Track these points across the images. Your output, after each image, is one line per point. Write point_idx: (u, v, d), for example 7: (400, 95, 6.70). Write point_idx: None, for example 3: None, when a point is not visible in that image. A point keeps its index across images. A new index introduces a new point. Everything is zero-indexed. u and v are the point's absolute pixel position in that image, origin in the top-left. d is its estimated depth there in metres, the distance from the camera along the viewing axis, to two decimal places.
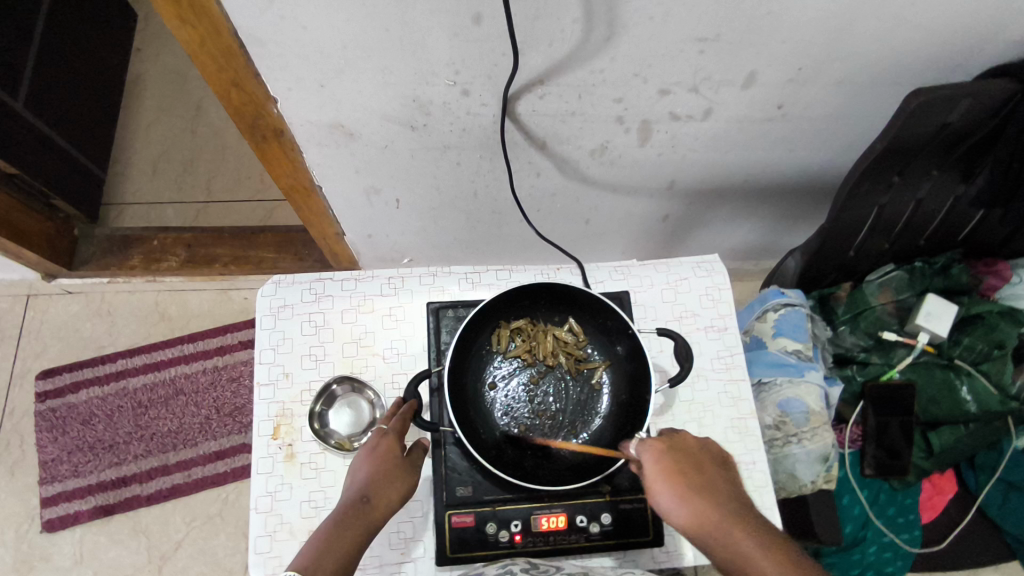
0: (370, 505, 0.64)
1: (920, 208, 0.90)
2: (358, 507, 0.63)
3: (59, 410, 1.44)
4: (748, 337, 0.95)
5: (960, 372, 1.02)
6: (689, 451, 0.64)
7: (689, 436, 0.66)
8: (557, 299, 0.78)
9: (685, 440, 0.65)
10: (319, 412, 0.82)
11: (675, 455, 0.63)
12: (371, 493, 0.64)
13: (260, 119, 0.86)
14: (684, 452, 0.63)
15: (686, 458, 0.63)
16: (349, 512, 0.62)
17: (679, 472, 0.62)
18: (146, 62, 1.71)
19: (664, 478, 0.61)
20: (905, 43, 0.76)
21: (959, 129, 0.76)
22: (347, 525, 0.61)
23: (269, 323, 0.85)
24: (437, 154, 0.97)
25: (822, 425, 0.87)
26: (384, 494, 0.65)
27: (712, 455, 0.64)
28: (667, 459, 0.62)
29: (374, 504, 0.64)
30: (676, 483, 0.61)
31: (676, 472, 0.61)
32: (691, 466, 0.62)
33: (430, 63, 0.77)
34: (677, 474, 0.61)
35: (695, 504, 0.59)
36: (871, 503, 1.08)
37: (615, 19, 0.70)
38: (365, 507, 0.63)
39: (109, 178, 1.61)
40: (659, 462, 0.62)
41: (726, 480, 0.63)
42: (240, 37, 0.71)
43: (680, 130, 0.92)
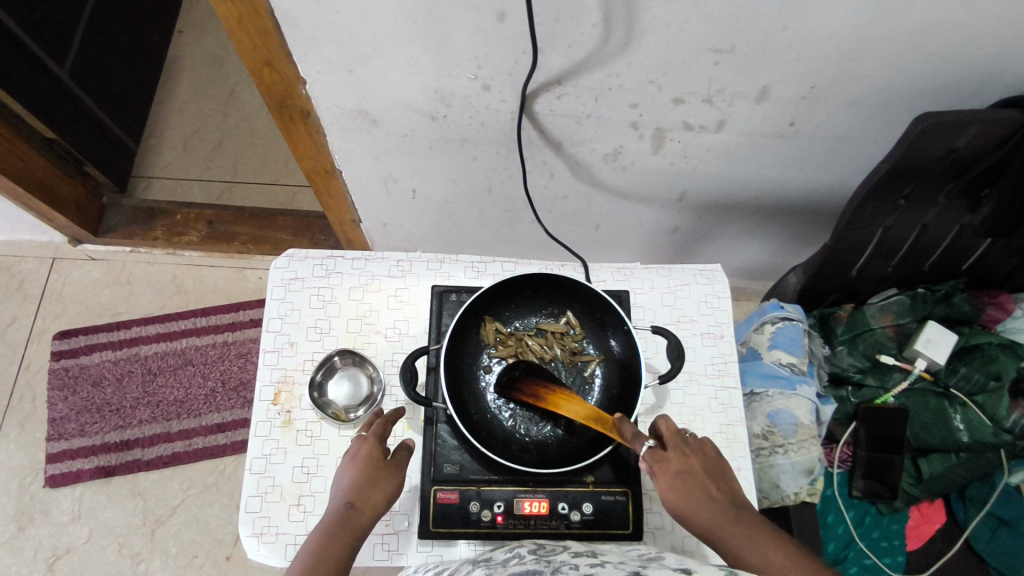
0: (356, 509, 0.65)
1: (925, 234, 0.91)
2: (343, 515, 0.64)
3: (72, 369, 1.49)
4: (744, 348, 0.97)
5: (955, 401, 1.03)
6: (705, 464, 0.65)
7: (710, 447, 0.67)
8: (559, 291, 0.81)
9: (704, 450, 0.66)
10: (319, 382, 0.84)
11: (687, 475, 0.64)
12: (355, 499, 0.66)
13: (288, 99, 0.90)
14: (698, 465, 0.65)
15: (697, 475, 0.64)
16: (334, 521, 0.64)
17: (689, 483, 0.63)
18: (186, 45, 1.78)
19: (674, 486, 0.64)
20: (918, 70, 0.77)
21: (965, 157, 0.78)
22: (336, 534, 0.63)
23: (279, 293, 0.89)
24: (454, 147, 1.00)
25: (810, 438, 0.88)
26: (369, 499, 0.66)
27: (719, 466, 0.66)
28: (680, 474, 0.64)
29: (360, 508, 0.66)
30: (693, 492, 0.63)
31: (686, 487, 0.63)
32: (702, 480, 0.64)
33: (454, 56, 0.80)
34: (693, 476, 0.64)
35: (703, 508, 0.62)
36: (856, 524, 1.08)
37: (633, 25, 0.73)
38: (350, 513, 0.65)
39: (140, 152, 1.67)
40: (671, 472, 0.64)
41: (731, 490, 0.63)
42: (277, 18, 0.75)
43: (692, 141, 0.95)
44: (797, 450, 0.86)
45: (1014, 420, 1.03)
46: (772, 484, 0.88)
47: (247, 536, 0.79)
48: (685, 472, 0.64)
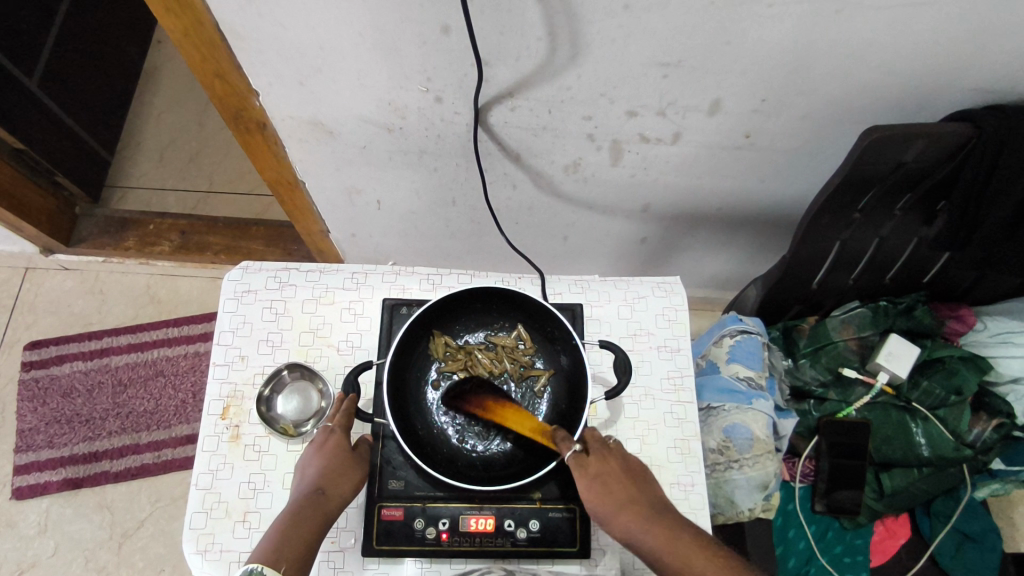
0: (325, 496, 0.67)
1: (883, 246, 0.91)
2: (314, 499, 0.66)
3: (42, 380, 1.48)
4: (703, 362, 0.95)
5: (916, 415, 1.02)
6: (613, 468, 0.67)
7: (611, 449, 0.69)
8: (509, 304, 0.80)
9: (607, 458, 0.68)
10: (267, 396, 0.83)
11: (597, 473, 0.66)
12: (325, 485, 0.68)
13: (243, 110, 0.90)
14: (607, 468, 0.67)
15: (612, 477, 0.66)
16: (307, 503, 0.66)
17: (603, 489, 0.65)
18: (165, 54, 1.78)
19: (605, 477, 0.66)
20: (866, 85, 0.77)
21: (916, 170, 0.78)
22: (305, 516, 0.65)
23: (231, 306, 0.88)
24: (414, 158, 1.00)
25: (766, 452, 0.86)
26: (336, 487, 0.69)
27: (635, 470, 0.68)
28: (592, 477, 0.66)
29: (329, 494, 0.68)
30: (601, 503, 0.65)
31: (603, 492, 0.65)
32: (615, 480, 0.66)
33: (404, 68, 0.80)
34: (606, 495, 0.65)
35: (623, 520, 0.64)
36: (818, 540, 1.05)
37: (577, 38, 0.72)
38: (321, 498, 0.67)
39: (116, 162, 1.67)
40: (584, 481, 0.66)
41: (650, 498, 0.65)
42: (223, 31, 0.75)
43: (651, 153, 0.94)
44: (751, 464, 0.85)
45: (976, 434, 1.03)
46: (725, 499, 0.86)
47: (190, 554, 0.77)
48: (595, 467, 0.67)
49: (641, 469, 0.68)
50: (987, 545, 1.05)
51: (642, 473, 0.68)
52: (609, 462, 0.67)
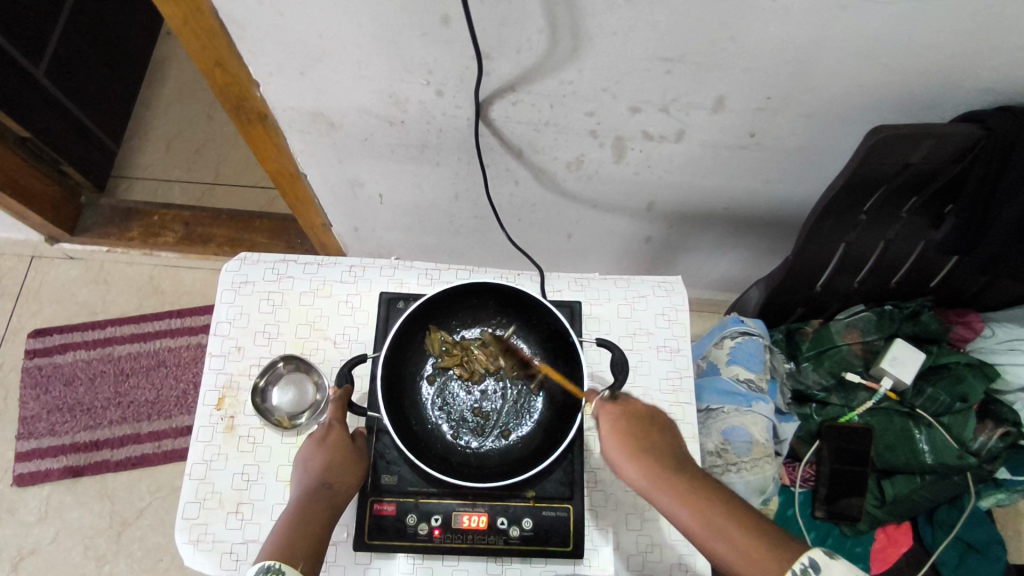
0: (332, 490, 0.67)
1: (890, 250, 0.89)
2: (322, 494, 0.66)
3: (46, 368, 1.49)
4: (703, 363, 0.93)
5: (920, 422, 0.99)
6: (641, 417, 0.70)
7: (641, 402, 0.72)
8: (506, 301, 0.79)
9: (637, 408, 0.71)
10: (262, 388, 0.82)
11: (625, 418, 0.69)
12: (332, 480, 0.68)
13: (244, 100, 0.89)
14: (635, 416, 0.70)
15: (638, 424, 0.69)
16: (315, 499, 0.66)
17: (628, 432, 0.68)
18: (174, 45, 1.79)
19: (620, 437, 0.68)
20: (874, 84, 0.76)
21: (922, 171, 0.76)
22: (315, 512, 0.65)
23: (229, 297, 0.88)
24: (416, 152, 0.99)
25: (764, 456, 0.85)
26: (343, 481, 0.69)
27: (661, 423, 0.70)
28: (620, 421, 0.69)
29: (335, 489, 0.68)
30: (621, 444, 0.67)
31: (627, 435, 0.68)
32: (642, 427, 0.69)
33: (405, 60, 0.79)
34: (628, 439, 0.67)
35: (643, 463, 0.66)
36: (818, 546, 1.03)
37: (579, 31, 0.71)
38: (328, 493, 0.67)
39: (123, 152, 1.67)
40: (612, 425, 0.69)
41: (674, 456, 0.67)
42: (223, 20, 0.75)
43: (654, 150, 0.93)
44: (749, 468, 0.83)
45: (981, 443, 1.00)
46: None
47: (182, 543, 0.77)
48: (624, 413, 0.69)
49: (666, 422, 0.71)
50: (991, 556, 1.03)
51: (668, 426, 0.70)
52: (639, 412, 0.70)
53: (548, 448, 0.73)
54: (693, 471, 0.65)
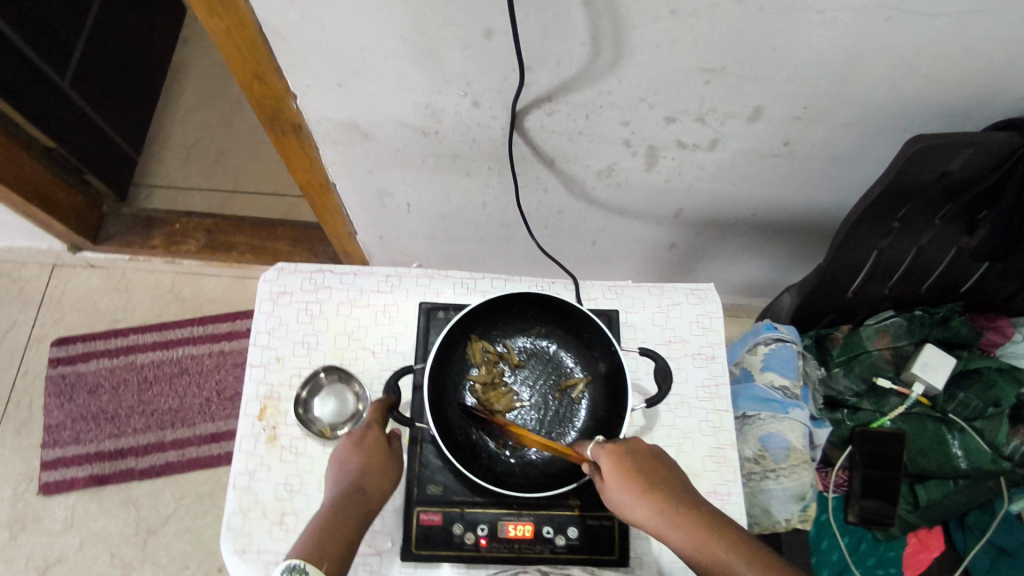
0: (366, 494, 0.67)
1: (921, 256, 0.90)
2: (356, 497, 0.66)
3: (69, 377, 1.49)
4: (737, 369, 0.94)
5: (952, 426, 1.01)
6: (645, 456, 0.66)
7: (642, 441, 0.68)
8: (547, 310, 0.80)
9: (639, 447, 0.66)
10: (304, 399, 0.83)
11: (630, 456, 0.65)
12: (366, 483, 0.67)
13: (279, 112, 0.89)
14: (638, 454, 0.66)
15: (644, 463, 0.65)
16: (347, 501, 0.65)
17: (636, 472, 0.64)
18: (191, 53, 1.79)
19: (622, 473, 0.64)
20: (911, 93, 0.76)
21: (960, 179, 0.77)
22: (348, 513, 0.64)
23: (267, 307, 0.88)
24: (447, 162, 1.00)
25: (802, 463, 0.85)
26: (376, 485, 0.68)
27: (665, 462, 0.66)
28: (626, 459, 0.65)
29: (369, 493, 0.67)
30: (630, 484, 0.63)
31: (636, 475, 0.64)
32: (648, 466, 0.65)
33: (444, 73, 0.79)
34: (633, 474, 0.64)
35: (651, 498, 0.62)
36: (852, 552, 1.05)
37: (622, 44, 0.71)
38: (362, 496, 0.66)
39: (143, 160, 1.68)
40: (617, 464, 0.64)
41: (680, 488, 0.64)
42: (265, 32, 0.73)
43: (687, 158, 0.93)
44: (789, 475, 0.84)
45: (1015, 447, 1.00)
46: (762, 510, 0.85)
47: (227, 554, 0.77)
48: (629, 451, 0.65)
49: (663, 455, 0.67)
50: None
51: (672, 465, 0.66)
52: (642, 450, 0.66)
53: None
54: (710, 513, 0.61)
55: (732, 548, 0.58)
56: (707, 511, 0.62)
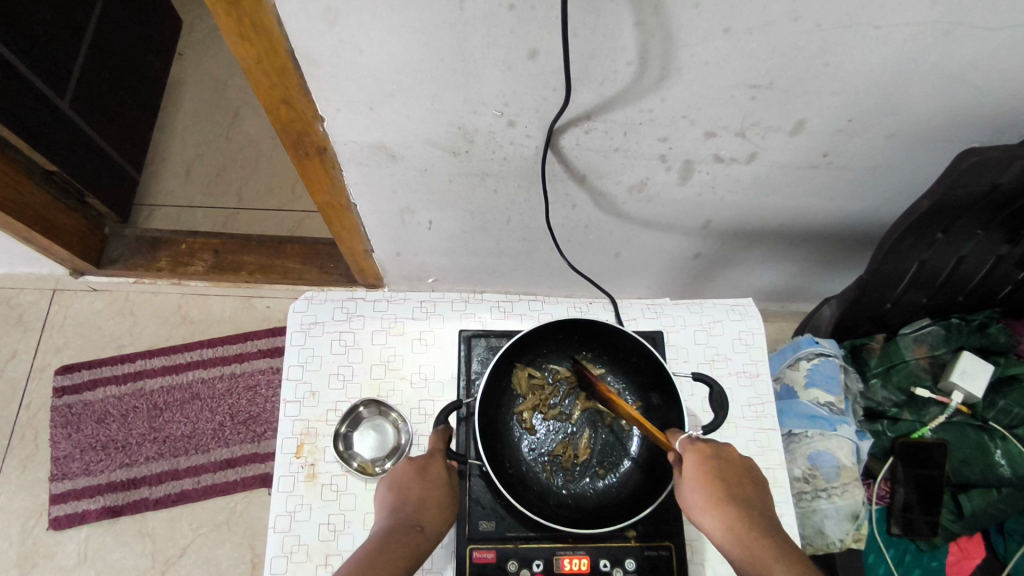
0: (422, 531, 0.63)
1: (962, 264, 0.89)
2: (411, 533, 0.63)
3: (76, 406, 1.44)
4: (779, 384, 0.98)
5: (994, 435, 1.02)
6: (733, 463, 0.65)
7: (735, 448, 0.67)
8: (591, 335, 0.78)
9: (730, 453, 0.65)
10: (344, 433, 0.80)
11: (716, 462, 0.64)
12: (423, 520, 0.64)
13: (305, 135, 0.84)
14: (727, 462, 0.65)
15: (728, 470, 0.64)
16: (401, 534, 0.62)
17: (717, 477, 0.63)
18: (187, 68, 1.75)
19: (702, 475, 0.63)
20: (959, 102, 0.75)
21: (1009, 193, 0.76)
22: (397, 549, 0.61)
23: (299, 339, 0.85)
24: (475, 180, 0.95)
25: (853, 480, 0.90)
26: (432, 522, 0.65)
27: (754, 474, 0.65)
28: (712, 464, 0.64)
29: (426, 531, 0.64)
30: (707, 488, 0.63)
31: (716, 482, 0.63)
32: (732, 475, 0.64)
33: (480, 93, 0.75)
34: (713, 479, 0.63)
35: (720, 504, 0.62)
36: (897, 564, 1.09)
37: (670, 62, 0.69)
38: (417, 534, 0.63)
39: (142, 179, 1.63)
40: (700, 466, 0.64)
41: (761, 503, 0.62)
42: (296, 57, 0.70)
43: (721, 172, 0.91)
44: (841, 494, 0.89)
45: None
46: (815, 529, 0.90)
47: None
48: (718, 457, 0.64)
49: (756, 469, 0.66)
50: None
51: (761, 478, 0.65)
52: (731, 458, 0.65)
53: (652, 490, 0.72)
54: (776, 532, 0.60)
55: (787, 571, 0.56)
56: (775, 531, 0.60)
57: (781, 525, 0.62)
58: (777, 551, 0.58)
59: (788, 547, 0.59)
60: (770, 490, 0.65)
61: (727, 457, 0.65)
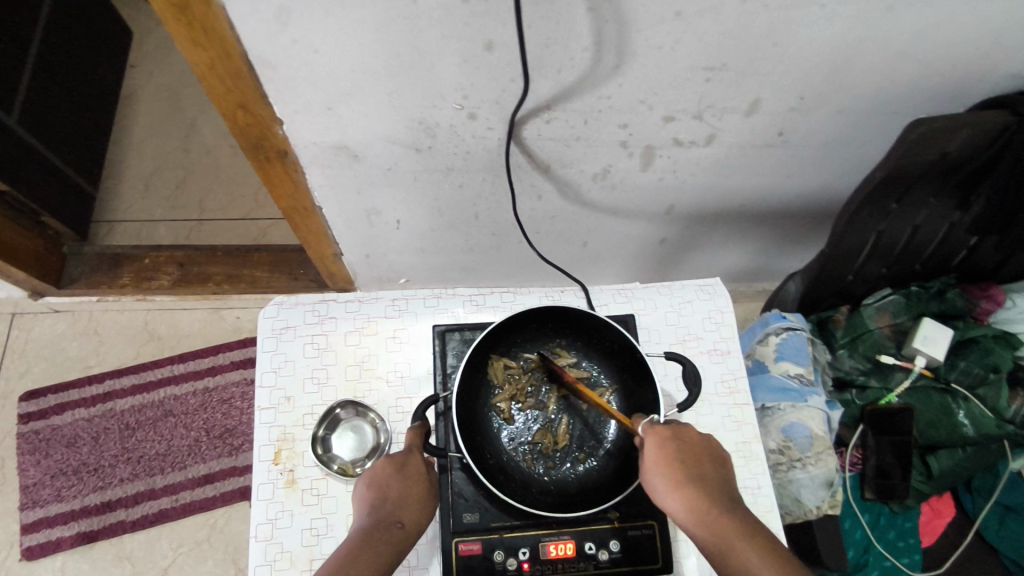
0: (404, 528, 0.64)
1: (918, 233, 0.93)
2: (392, 531, 0.63)
3: (43, 432, 1.40)
4: (750, 359, 1.00)
5: (957, 397, 1.08)
6: (691, 444, 0.66)
7: (693, 428, 0.68)
8: (564, 322, 0.79)
9: (688, 434, 0.67)
10: (322, 437, 0.80)
11: (675, 444, 0.65)
12: (404, 518, 0.64)
13: (264, 139, 0.83)
14: (686, 443, 0.66)
15: (687, 451, 0.65)
16: (383, 533, 0.62)
17: (677, 460, 0.64)
18: (140, 79, 1.71)
19: (661, 460, 0.64)
20: (904, 75, 0.78)
21: (957, 159, 0.79)
22: (376, 548, 0.60)
23: (271, 345, 0.84)
24: (439, 176, 0.95)
25: (825, 449, 0.94)
26: (413, 520, 0.65)
27: (713, 451, 0.66)
28: (671, 447, 0.65)
29: (408, 529, 0.64)
30: (667, 471, 0.64)
31: (676, 464, 0.64)
32: (691, 456, 0.65)
33: (439, 87, 0.75)
34: (672, 463, 0.64)
35: (683, 490, 0.62)
36: (873, 527, 1.16)
37: (625, 47, 0.70)
38: (398, 532, 0.63)
39: (100, 195, 1.59)
40: (659, 450, 0.65)
41: (721, 481, 0.64)
42: (250, 59, 0.69)
43: (682, 156, 0.92)
44: (814, 462, 0.93)
45: (1015, 410, 1.08)
46: (793, 499, 0.93)
47: None
48: (676, 440, 0.65)
49: (714, 446, 0.67)
50: None
51: (719, 454, 0.67)
52: (690, 438, 0.66)
53: (633, 470, 0.72)
54: (735, 507, 0.62)
55: (747, 545, 0.59)
56: (734, 507, 0.62)
57: (739, 499, 0.63)
58: (735, 527, 0.60)
59: (747, 522, 0.61)
60: (729, 466, 0.66)
61: (685, 438, 0.66)
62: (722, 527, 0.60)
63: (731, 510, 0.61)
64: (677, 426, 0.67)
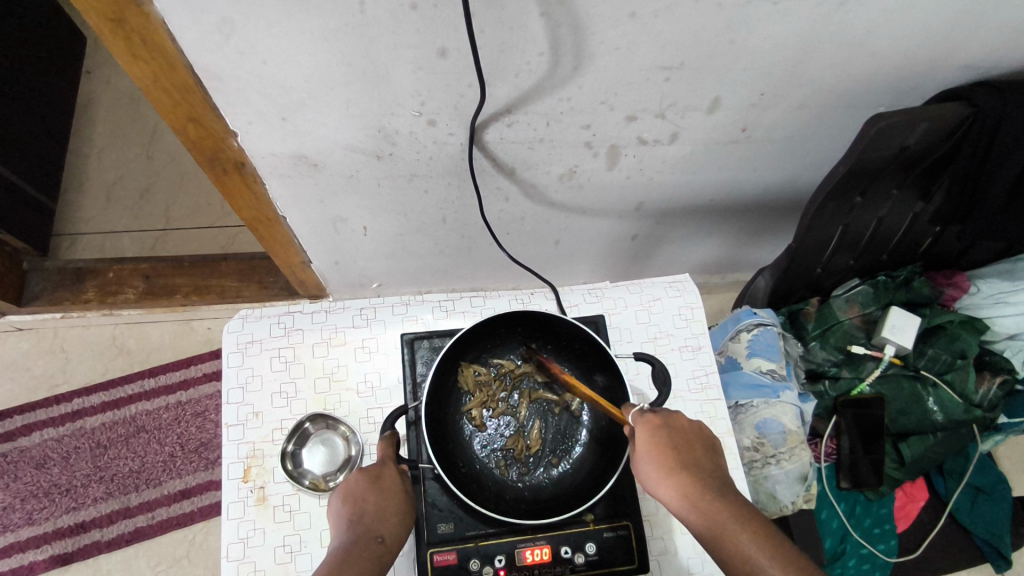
0: (384, 542, 0.63)
1: (882, 225, 0.94)
2: (373, 546, 0.62)
3: (11, 454, 1.37)
4: (723, 357, 1.01)
5: (927, 383, 1.10)
6: (683, 431, 0.66)
7: (683, 416, 0.68)
8: (534, 327, 0.78)
9: (680, 422, 0.66)
10: (292, 452, 0.79)
11: (667, 432, 0.64)
12: (384, 532, 0.63)
13: (219, 152, 0.81)
14: (677, 430, 0.65)
15: (679, 439, 0.65)
16: (364, 548, 0.61)
17: (669, 447, 0.64)
18: (98, 87, 1.67)
19: (654, 449, 0.64)
20: (862, 69, 0.78)
21: (918, 151, 0.79)
22: (357, 564, 0.59)
23: (236, 360, 0.82)
24: (403, 182, 0.93)
25: (799, 444, 0.94)
26: (392, 531, 0.64)
27: (705, 440, 0.66)
28: (663, 434, 0.64)
29: (388, 541, 0.63)
30: (661, 458, 0.63)
31: (669, 451, 0.63)
32: (682, 444, 0.64)
33: (395, 94, 0.74)
34: (665, 450, 0.63)
35: (677, 478, 0.62)
36: (849, 515, 1.17)
37: (582, 50, 0.69)
38: (379, 547, 0.62)
39: (61, 209, 1.56)
40: (651, 438, 0.64)
41: (714, 467, 0.64)
42: (196, 72, 0.67)
43: (647, 154, 0.92)
44: (789, 457, 0.93)
45: (983, 394, 1.12)
46: (768, 495, 0.94)
47: None
48: (667, 427, 0.65)
49: (705, 433, 0.67)
50: (998, 495, 1.22)
51: (710, 443, 0.66)
52: (680, 425, 0.66)
53: (604, 472, 0.72)
54: (728, 492, 0.62)
55: (742, 529, 0.58)
56: (727, 492, 0.62)
57: (731, 485, 0.63)
58: (730, 512, 0.59)
59: (741, 508, 0.60)
60: (720, 454, 0.66)
61: (677, 426, 0.66)
62: (718, 512, 0.59)
63: (724, 495, 0.61)
64: (668, 414, 0.67)
